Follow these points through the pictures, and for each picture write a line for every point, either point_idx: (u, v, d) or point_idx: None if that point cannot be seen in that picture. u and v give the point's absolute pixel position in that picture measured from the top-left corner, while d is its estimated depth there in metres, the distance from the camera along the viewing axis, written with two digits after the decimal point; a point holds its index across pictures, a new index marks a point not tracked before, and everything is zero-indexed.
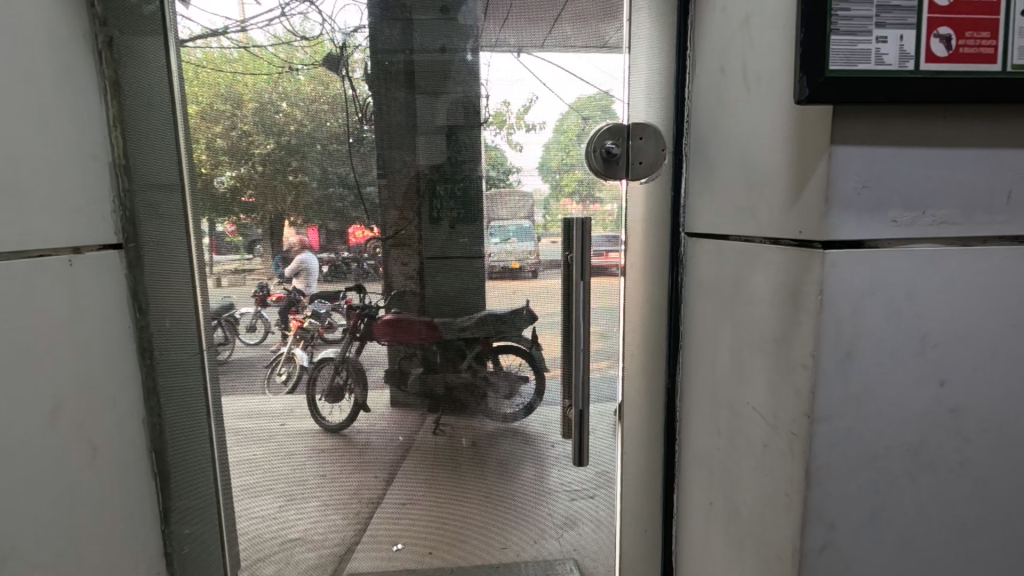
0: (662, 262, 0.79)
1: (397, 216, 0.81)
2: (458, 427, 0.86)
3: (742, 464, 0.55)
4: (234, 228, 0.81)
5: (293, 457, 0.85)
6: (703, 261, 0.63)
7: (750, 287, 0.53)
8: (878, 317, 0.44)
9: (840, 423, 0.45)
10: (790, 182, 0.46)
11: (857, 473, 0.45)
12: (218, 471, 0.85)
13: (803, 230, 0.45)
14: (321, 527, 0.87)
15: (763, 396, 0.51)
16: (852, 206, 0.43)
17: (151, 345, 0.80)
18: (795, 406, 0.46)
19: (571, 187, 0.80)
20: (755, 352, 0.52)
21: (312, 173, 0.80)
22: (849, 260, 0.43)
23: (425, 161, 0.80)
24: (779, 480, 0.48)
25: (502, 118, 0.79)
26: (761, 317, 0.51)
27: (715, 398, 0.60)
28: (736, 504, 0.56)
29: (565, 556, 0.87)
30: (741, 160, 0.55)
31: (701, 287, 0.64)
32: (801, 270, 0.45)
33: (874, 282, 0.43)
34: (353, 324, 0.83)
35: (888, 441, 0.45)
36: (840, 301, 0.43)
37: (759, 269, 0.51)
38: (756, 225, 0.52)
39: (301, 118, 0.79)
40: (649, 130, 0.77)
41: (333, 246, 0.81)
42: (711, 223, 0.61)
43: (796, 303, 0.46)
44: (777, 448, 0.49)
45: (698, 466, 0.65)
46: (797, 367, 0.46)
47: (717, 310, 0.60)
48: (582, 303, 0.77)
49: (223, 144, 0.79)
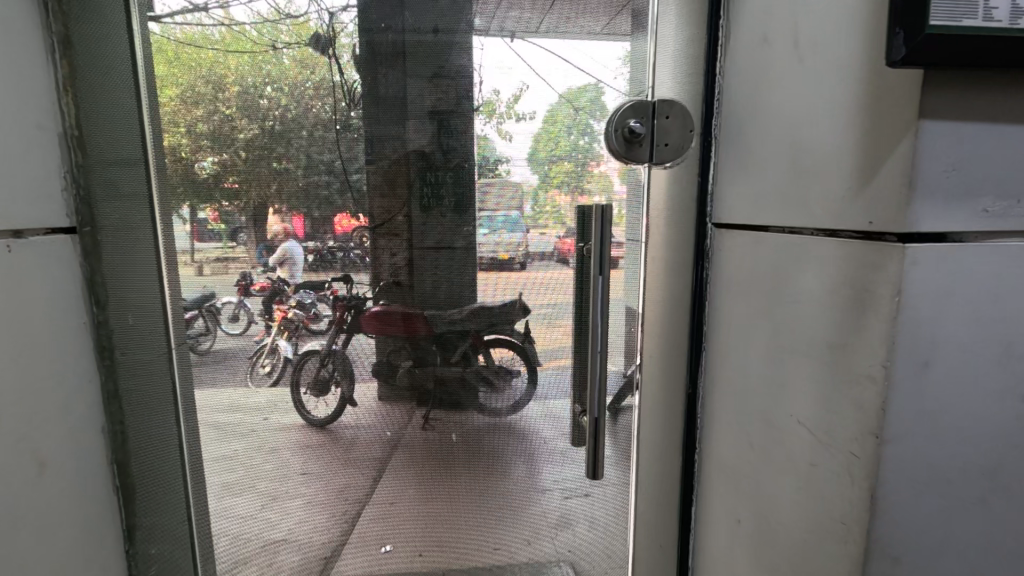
0: (685, 257, 0.72)
1: (386, 202, 0.74)
2: (450, 422, 0.80)
3: (781, 482, 0.50)
4: (216, 215, 0.74)
5: (277, 453, 0.79)
6: (733, 256, 0.59)
7: (801, 287, 0.48)
8: (960, 322, 0.39)
9: (911, 444, 0.40)
10: (857, 166, 0.42)
11: (924, 497, 0.41)
12: (192, 477, 0.79)
13: (874, 220, 0.40)
14: (306, 529, 0.81)
15: (813, 409, 0.46)
16: (939, 193, 0.38)
17: (112, 343, 0.73)
18: (858, 424, 0.41)
19: (560, 179, 0.75)
20: (801, 359, 0.48)
21: (298, 160, 0.73)
22: (931, 258, 0.38)
23: (415, 148, 0.74)
24: (834, 504, 0.44)
25: (492, 108, 0.73)
26: (811, 319, 0.46)
27: (747, 406, 0.56)
28: (772, 525, 0.52)
29: (561, 558, 0.83)
30: (787, 140, 0.50)
31: (733, 285, 0.59)
32: (870, 268, 0.40)
33: (957, 281, 0.39)
34: (339, 316, 0.76)
35: (962, 462, 0.41)
36: (919, 305, 0.38)
37: (812, 266, 0.47)
38: (808, 216, 0.47)
39: (286, 103, 0.73)
40: (676, 107, 0.69)
41: (318, 235, 0.74)
42: (746, 211, 0.57)
43: (861, 305, 0.41)
44: (829, 469, 0.44)
45: (725, 479, 0.60)
46: (862, 379, 0.41)
47: (750, 309, 0.56)
48: (602, 299, 0.69)
49: (205, 129, 0.73)
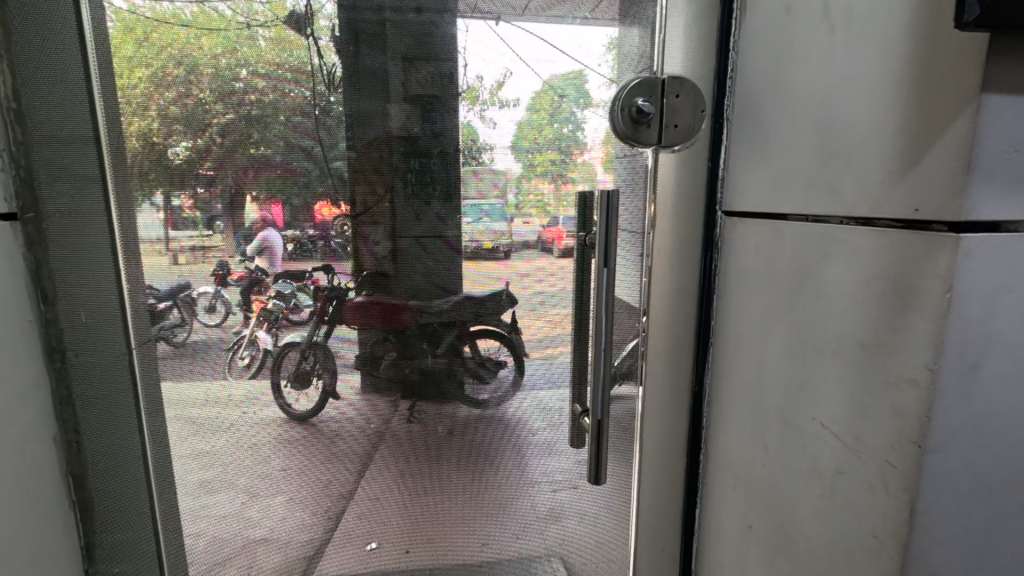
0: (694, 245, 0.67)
1: (368, 189, 0.70)
2: (433, 415, 0.76)
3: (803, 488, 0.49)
4: (192, 203, 0.68)
5: (258, 449, 0.75)
6: (750, 249, 0.57)
7: (829, 285, 0.45)
8: (1011, 320, 0.36)
9: (956, 452, 0.37)
10: (897, 149, 0.39)
11: (966, 509, 0.38)
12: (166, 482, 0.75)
13: (920, 208, 0.37)
14: (287, 526, 0.77)
15: (844, 412, 0.44)
16: (999, 180, 0.34)
17: (63, 344, 0.67)
18: (897, 431, 0.39)
19: (544, 168, 0.71)
20: (829, 359, 0.45)
21: (275, 146, 0.68)
22: (985, 251, 0.35)
23: (399, 133, 0.69)
24: (864, 517, 0.42)
25: (475, 94, 0.69)
26: (841, 317, 0.44)
27: (763, 405, 0.54)
28: (791, 533, 0.50)
29: (552, 553, 0.80)
30: (815, 123, 0.48)
31: (747, 277, 0.57)
32: (916, 260, 0.37)
33: (1012, 275, 0.36)
34: (321, 307, 0.71)
35: (1007, 471, 0.38)
36: (971, 302, 0.35)
37: (840, 260, 0.44)
38: (839, 202, 0.44)
39: (263, 88, 0.67)
40: (686, 85, 0.63)
41: (296, 222, 0.69)
42: (764, 198, 0.55)
43: (903, 302, 0.38)
44: (862, 478, 0.42)
45: (738, 483, 0.59)
46: (902, 383, 0.38)
47: (769, 304, 0.53)
48: (608, 293, 0.62)
49: (178, 113, 0.67)
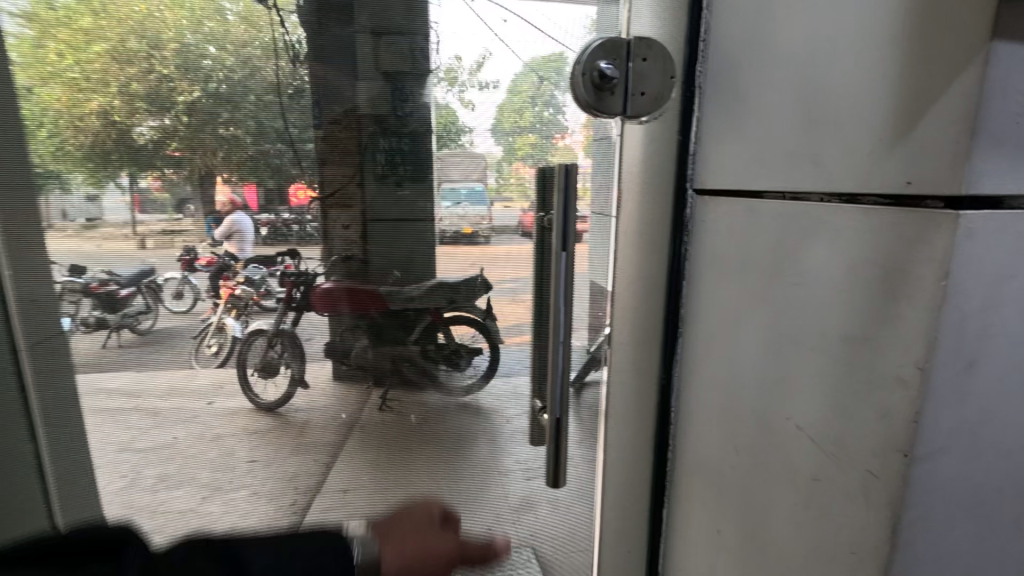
0: None
1: (337, 169, 0.65)
2: (408, 402, 0.71)
3: (773, 500, 0.46)
4: (161, 184, 0.65)
5: (223, 440, 0.72)
6: (723, 228, 0.53)
7: (808, 268, 0.42)
8: (1016, 312, 0.33)
9: (947, 459, 0.34)
10: (892, 116, 0.35)
11: (960, 518, 0.35)
12: (132, 471, 0.73)
13: (913, 179, 0.34)
14: (250, 521, 0.74)
15: (823, 415, 0.41)
16: (1005, 149, 0.31)
17: None
18: (877, 438, 0.36)
19: (525, 152, 0.64)
20: (804, 354, 0.42)
21: (246, 126, 0.64)
22: (986, 228, 0.32)
23: (367, 111, 0.64)
24: (843, 529, 0.39)
25: (453, 75, 0.63)
26: (822, 305, 0.41)
27: (730, 408, 0.51)
28: (760, 547, 0.48)
29: (523, 544, 0.74)
30: (796, 88, 0.44)
31: (721, 265, 0.53)
32: (908, 242, 0.34)
33: (1015, 259, 0.32)
34: (289, 293, 0.68)
35: (998, 478, 0.35)
36: (970, 289, 0.32)
37: (824, 236, 0.40)
38: (823, 179, 0.41)
39: (230, 64, 0.63)
40: (655, 47, 0.55)
41: (271, 207, 0.65)
42: (737, 175, 0.51)
43: (891, 289, 0.35)
44: (838, 487, 0.39)
45: (703, 488, 0.56)
46: (889, 383, 0.35)
47: (744, 293, 0.49)
48: (564, 281, 0.57)
49: (140, 89, 0.62)
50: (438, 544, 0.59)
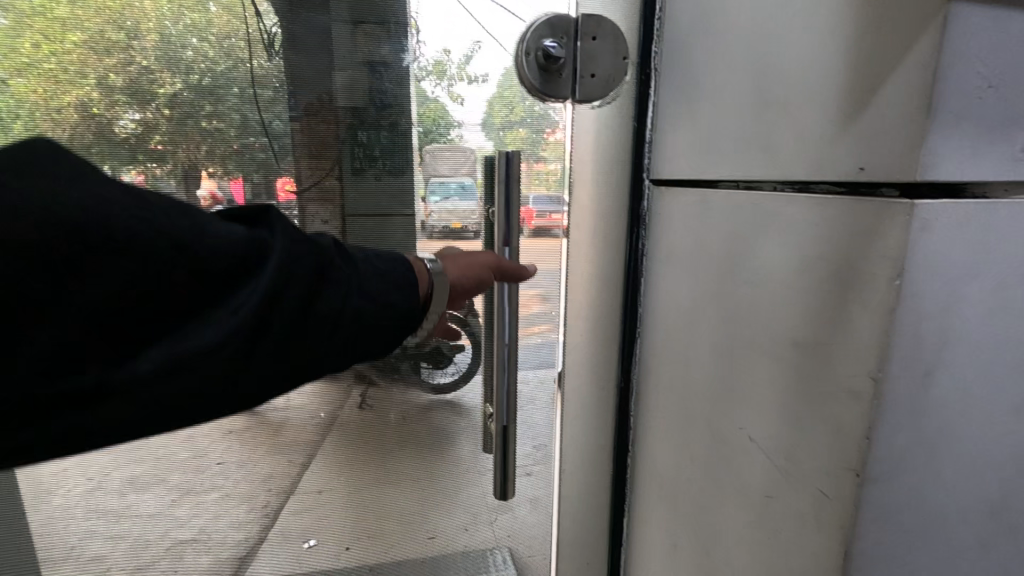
0: (617, 222, 0.63)
1: (316, 163, 0.60)
2: (388, 401, 0.68)
3: (726, 513, 0.45)
4: (143, 179, 0.58)
5: (184, 445, 0.67)
6: (675, 224, 0.51)
7: (760, 267, 0.39)
8: (976, 319, 0.30)
9: (902, 479, 0.32)
10: (846, 94, 0.32)
11: (917, 541, 0.33)
12: (99, 473, 0.66)
13: (866, 165, 0.31)
14: (221, 525, 0.70)
15: (775, 430, 0.39)
16: (964, 129, 0.28)
17: None
18: (828, 457, 0.34)
19: (516, 148, 0.62)
20: (758, 359, 0.40)
21: (230, 120, 0.58)
22: (946, 221, 0.28)
23: (344, 104, 0.60)
24: (793, 553, 0.37)
25: (442, 68, 0.60)
26: (774, 308, 0.38)
27: (688, 414, 0.49)
28: (716, 561, 0.46)
29: (500, 544, 0.74)
30: (749, 70, 0.41)
31: (675, 259, 0.51)
32: (862, 237, 0.31)
33: (979, 258, 0.29)
34: None
35: (960, 497, 0.33)
36: (926, 294, 0.29)
37: (777, 231, 0.38)
38: (772, 164, 0.38)
39: (213, 55, 0.57)
40: (604, 25, 0.57)
41: (258, 202, 0.60)
42: (691, 166, 0.49)
43: (843, 291, 0.32)
44: (789, 507, 0.37)
45: (662, 497, 0.56)
46: (842, 395, 0.33)
47: (700, 291, 0.47)
48: (509, 277, 0.60)
49: (119, 82, 0.55)
50: (478, 270, 0.57)
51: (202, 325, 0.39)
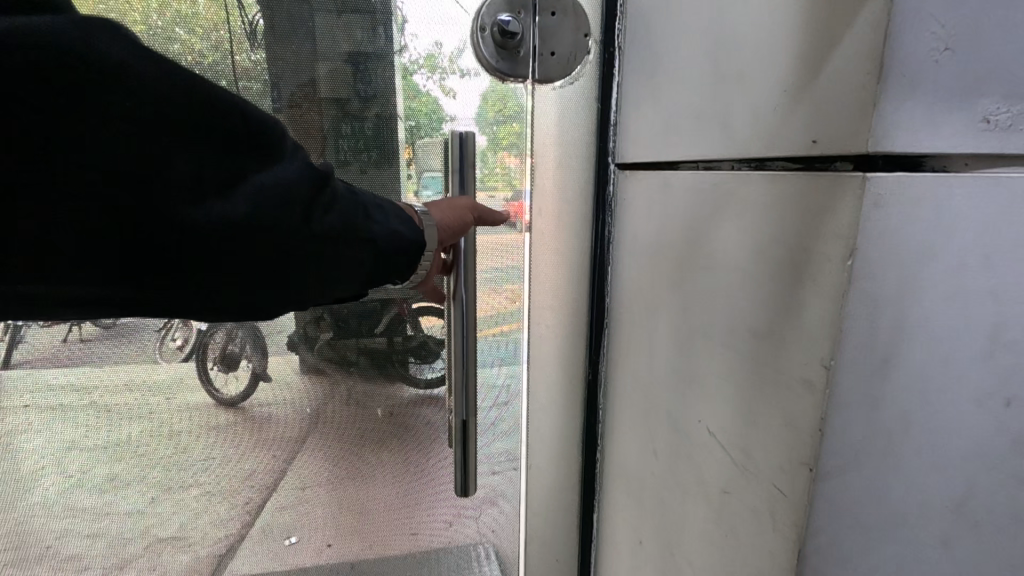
0: (582, 211, 0.63)
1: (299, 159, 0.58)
2: (375, 395, 0.68)
3: (687, 507, 0.44)
4: None
5: (158, 444, 0.65)
6: (644, 215, 0.52)
7: (719, 254, 0.39)
8: (935, 305, 0.29)
9: (855, 473, 0.30)
10: (798, 65, 0.31)
11: (877, 538, 0.32)
12: (77, 472, 0.64)
13: (818, 138, 0.29)
14: (200, 523, 0.68)
15: (732, 422, 0.38)
16: (922, 96, 0.26)
17: None
18: (780, 448, 0.33)
19: (509, 142, 0.62)
20: (716, 349, 0.39)
21: None
22: (899, 200, 0.27)
23: (327, 95, 0.58)
24: (749, 551, 0.36)
25: (434, 61, 0.59)
26: (731, 296, 0.37)
27: (653, 405, 0.50)
28: (679, 556, 0.46)
29: (482, 539, 0.72)
30: (709, 46, 0.40)
31: (642, 250, 0.52)
32: (815, 218, 0.30)
33: (939, 240, 0.28)
34: None
35: (922, 492, 0.31)
36: (877, 278, 0.28)
37: (733, 216, 0.37)
38: (729, 143, 0.37)
39: (200, 49, 0.55)
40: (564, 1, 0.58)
41: None
42: (655, 149, 0.48)
43: (795, 275, 0.31)
44: (745, 503, 0.36)
45: (632, 492, 0.56)
46: (795, 385, 0.31)
47: (665, 279, 0.47)
48: (464, 264, 0.58)
49: None
50: (458, 213, 0.54)
51: (232, 199, 0.38)
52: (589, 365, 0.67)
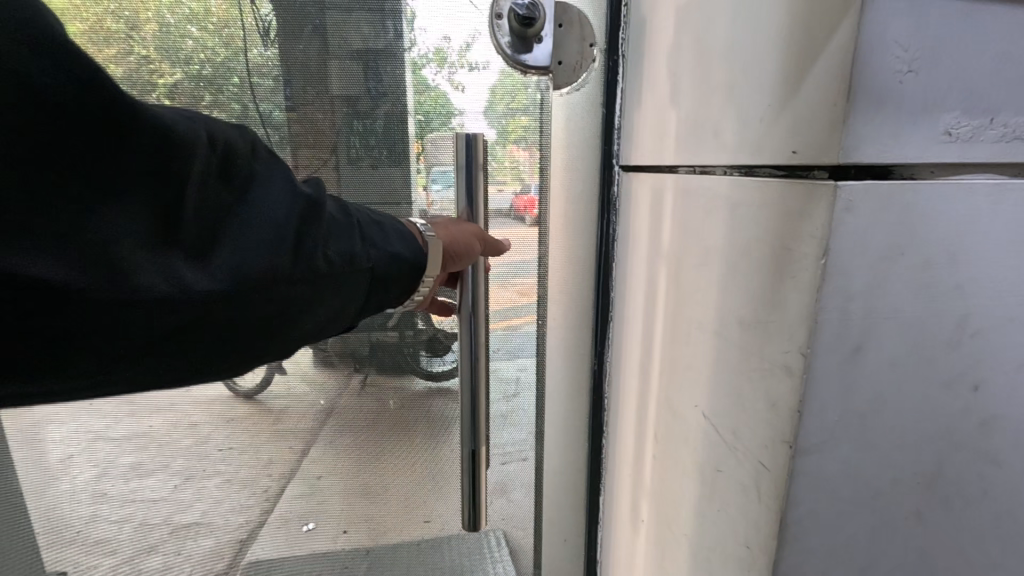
0: (590, 208, 0.65)
1: (312, 151, 0.65)
2: (386, 387, 0.71)
3: (685, 486, 0.47)
4: None
5: (183, 433, 0.69)
6: (646, 210, 0.54)
7: (714, 248, 0.41)
8: (903, 297, 0.31)
9: (832, 451, 0.33)
10: (779, 78, 0.33)
11: (853, 510, 0.34)
12: (103, 461, 0.69)
13: (797, 148, 0.31)
14: (222, 510, 0.72)
15: (722, 406, 0.40)
16: (887, 108, 0.28)
17: None
18: (766, 430, 0.35)
19: (517, 134, 0.64)
20: (708, 340, 0.42)
21: (230, 110, 0.63)
22: (870, 202, 0.29)
23: (339, 93, 0.63)
24: (738, 524, 0.38)
25: (443, 55, 0.62)
26: (722, 286, 0.40)
27: (654, 392, 0.53)
28: (676, 534, 0.49)
29: (493, 526, 0.75)
30: (702, 56, 0.42)
31: (645, 246, 0.55)
32: (794, 219, 0.32)
33: (907, 236, 0.30)
34: None
35: (895, 469, 0.34)
36: (851, 272, 0.30)
37: (725, 215, 0.39)
38: (720, 150, 0.39)
39: (212, 45, 0.62)
40: (572, 14, 0.60)
41: None
42: (656, 152, 0.51)
43: (779, 271, 0.33)
44: (734, 479, 0.39)
45: (636, 474, 0.60)
46: (775, 371, 0.34)
47: (665, 274, 0.50)
48: (471, 293, 0.62)
49: (117, 71, 0.61)
50: (465, 241, 0.59)
51: (241, 249, 0.46)
52: (595, 356, 0.70)
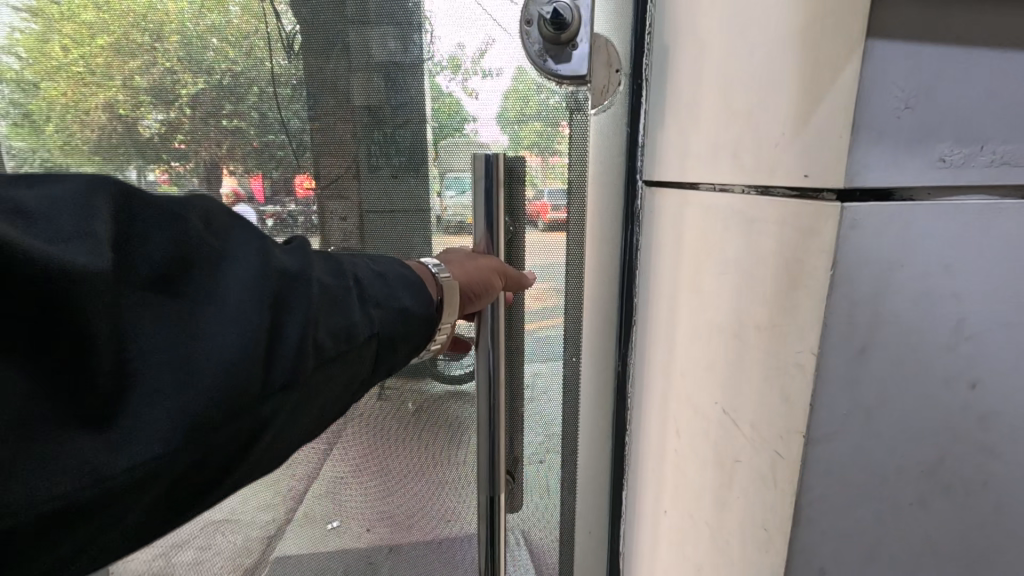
0: (615, 218, 0.68)
1: (334, 160, 0.70)
2: (406, 389, 0.75)
3: (706, 476, 0.50)
4: (167, 177, 0.72)
5: None
6: (669, 217, 0.58)
7: (734, 257, 0.44)
8: (906, 301, 0.34)
9: (844, 441, 0.36)
10: (791, 108, 0.36)
11: (859, 498, 0.37)
12: None
13: (809, 173, 0.34)
14: (248, 508, 0.78)
15: (740, 402, 0.43)
16: (886, 138, 0.31)
17: None
18: (783, 423, 0.37)
19: (530, 139, 0.67)
20: (727, 342, 0.45)
21: (250, 118, 0.69)
22: (871, 220, 0.32)
23: (359, 103, 0.68)
24: (757, 509, 0.41)
25: (457, 63, 0.66)
26: (741, 291, 0.43)
27: (677, 390, 0.55)
28: (697, 522, 0.52)
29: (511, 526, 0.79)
30: (721, 83, 0.46)
31: (666, 251, 0.59)
32: (805, 235, 0.35)
33: (906, 249, 0.33)
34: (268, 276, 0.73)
35: (900, 458, 0.37)
36: (858, 282, 0.33)
37: (744, 228, 0.42)
38: (739, 170, 0.42)
39: (232, 55, 0.68)
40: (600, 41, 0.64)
41: (278, 198, 0.71)
42: (678, 167, 0.54)
43: (793, 278, 0.36)
44: (754, 468, 0.41)
45: (658, 467, 0.62)
46: (790, 370, 0.36)
47: (688, 279, 0.53)
48: (491, 330, 0.66)
49: (143, 83, 0.69)
50: (484, 275, 0.62)
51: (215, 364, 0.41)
52: (619, 358, 0.72)
